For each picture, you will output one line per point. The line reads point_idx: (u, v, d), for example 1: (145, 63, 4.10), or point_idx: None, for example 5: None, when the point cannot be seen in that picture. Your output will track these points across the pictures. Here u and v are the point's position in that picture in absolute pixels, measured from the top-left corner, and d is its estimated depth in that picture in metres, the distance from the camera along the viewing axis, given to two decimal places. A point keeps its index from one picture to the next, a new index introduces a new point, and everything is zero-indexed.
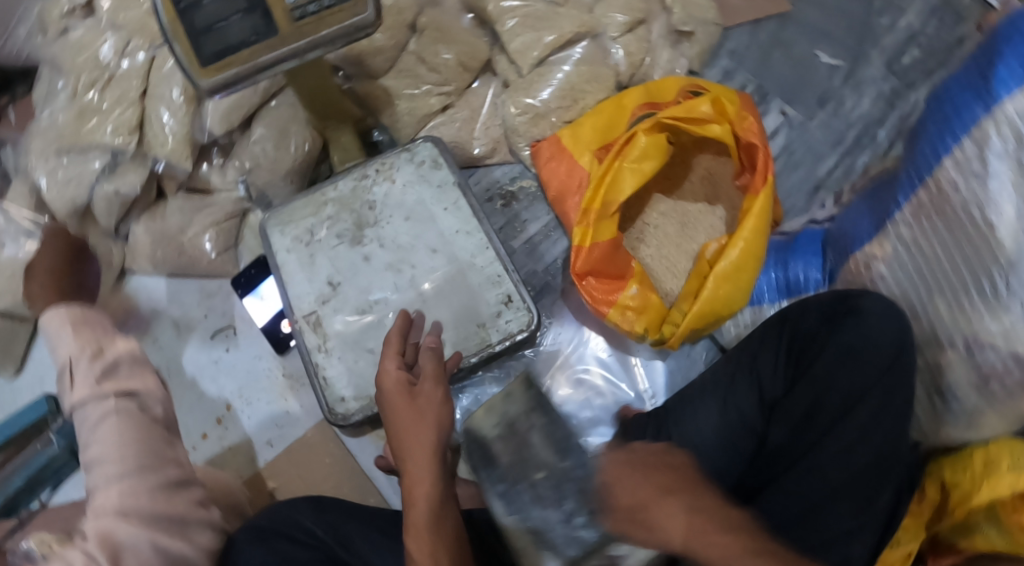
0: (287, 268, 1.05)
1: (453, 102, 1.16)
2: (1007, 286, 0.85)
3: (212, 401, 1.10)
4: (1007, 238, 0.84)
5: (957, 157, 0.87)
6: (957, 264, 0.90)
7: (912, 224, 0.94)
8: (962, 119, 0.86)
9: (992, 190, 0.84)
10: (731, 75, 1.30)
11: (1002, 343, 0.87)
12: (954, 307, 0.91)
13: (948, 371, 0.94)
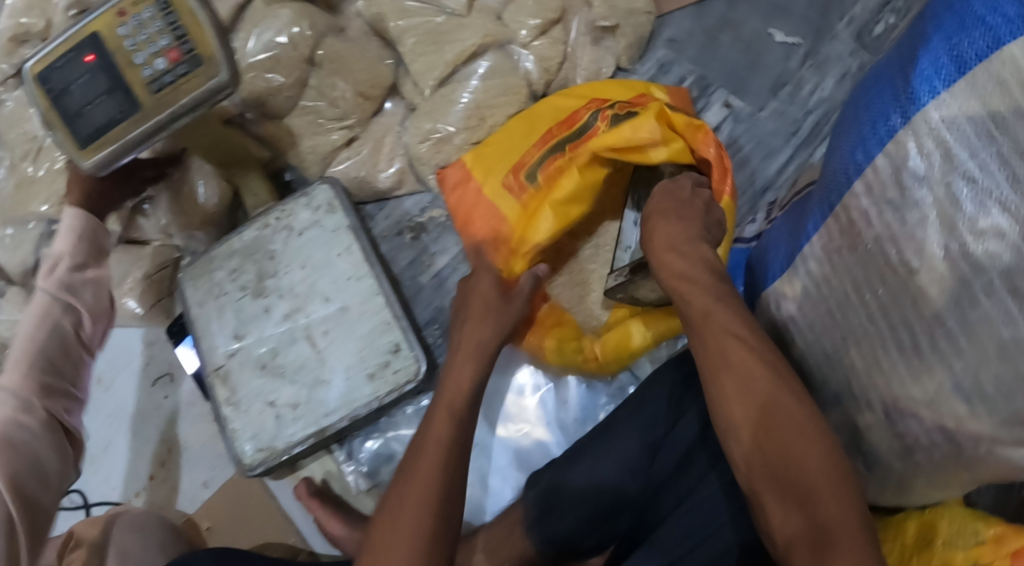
0: (200, 322, 1.07)
1: (357, 135, 1.14)
2: (931, 343, 0.70)
3: (154, 445, 1.14)
4: (932, 288, 0.70)
5: (868, 179, 0.75)
6: (872, 311, 0.76)
7: (822, 260, 0.81)
8: (879, 131, 0.74)
9: (910, 224, 0.71)
10: (668, 68, 1.17)
11: (926, 413, 0.73)
12: (870, 359, 0.76)
13: (868, 436, 0.80)
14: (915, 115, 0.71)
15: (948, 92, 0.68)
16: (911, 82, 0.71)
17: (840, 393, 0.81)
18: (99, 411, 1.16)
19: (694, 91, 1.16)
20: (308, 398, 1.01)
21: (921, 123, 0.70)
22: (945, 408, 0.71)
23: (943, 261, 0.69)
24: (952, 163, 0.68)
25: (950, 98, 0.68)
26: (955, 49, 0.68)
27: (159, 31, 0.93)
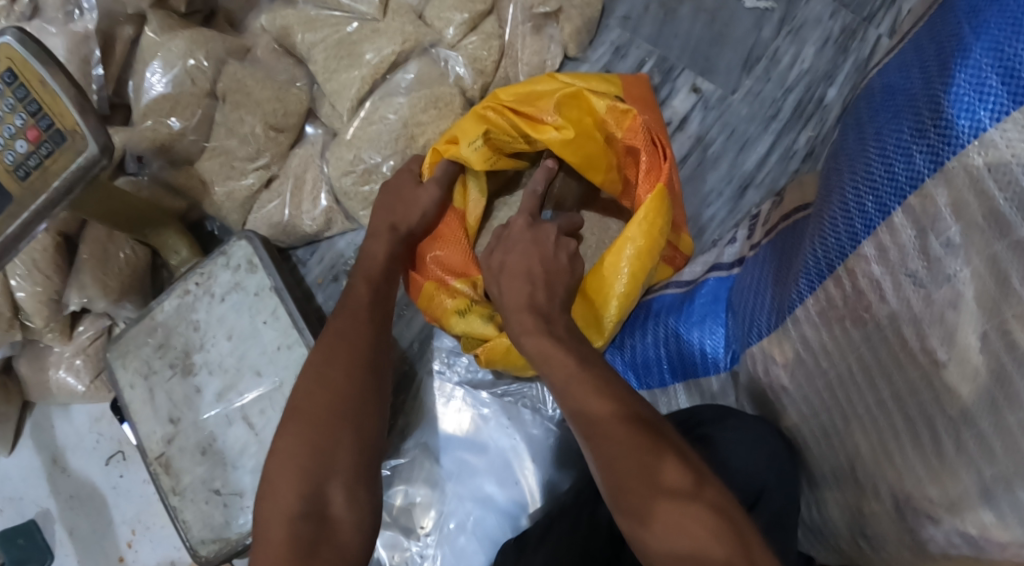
0: (134, 407, 0.98)
1: (276, 174, 1.02)
2: (956, 445, 0.60)
3: (116, 528, 1.08)
4: (963, 386, 0.58)
5: (882, 242, 0.61)
6: (882, 397, 0.65)
7: (819, 326, 0.69)
8: (899, 174, 0.60)
9: (938, 305, 0.58)
10: (623, 52, 1.01)
11: (945, 517, 0.63)
12: (878, 448, 0.67)
13: (874, 522, 0.71)
14: (950, 162, 0.56)
15: (998, 130, 0.54)
16: (943, 113, 0.57)
17: (837, 471, 0.73)
18: (60, 493, 1.09)
19: (656, 76, 1.01)
20: (253, 484, 0.93)
21: (959, 172, 0.56)
22: (969, 514, 0.60)
23: (978, 352, 0.56)
24: (1000, 229, 0.54)
25: (1002, 139, 0.54)
26: (1003, 60, 0.54)
27: (12, 110, 0.85)
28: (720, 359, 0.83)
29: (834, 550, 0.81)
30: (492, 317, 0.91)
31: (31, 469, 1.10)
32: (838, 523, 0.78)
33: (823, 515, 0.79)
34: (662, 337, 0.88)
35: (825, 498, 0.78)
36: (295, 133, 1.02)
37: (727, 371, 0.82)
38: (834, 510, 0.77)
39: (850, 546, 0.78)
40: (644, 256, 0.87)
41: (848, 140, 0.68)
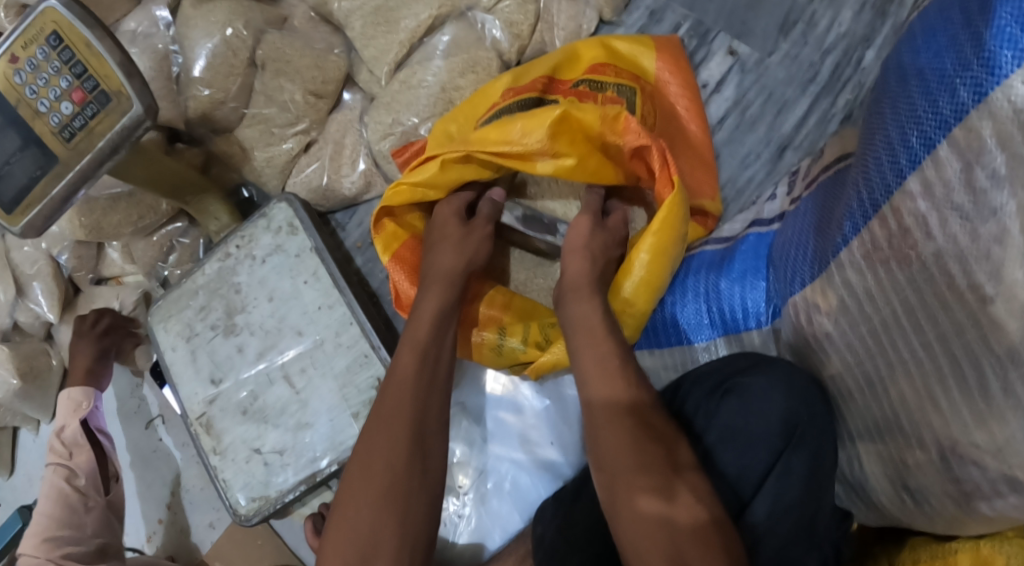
0: (176, 368, 1.00)
1: (315, 139, 1.03)
2: (1003, 386, 0.59)
3: (157, 489, 1.11)
4: (1011, 323, 0.57)
5: (927, 177, 0.61)
6: (927, 339, 0.64)
7: (864, 269, 0.68)
8: (941, 110, 0.60)
9: (984, 241, 0.58)
10: (659, 17, 1.01)
11: (992, 462, 0.62)
12: (924, 395, 0.66)
13: (918, 474, 0.70)
14: (993, 93, 0.56)
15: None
16: (985, 45, 0.57)
17: (882, 423, 0.72)
18: None
19: (692, 41, 1.01)
20: (293, 442, 0.94)
21: (1002, 103, 0.56)
22: (1017, 459, 0.60)
23: None
24: None
25: None
26: None
27: (57, 72, 0.84)
28: (760, 314, 0.84)
29: (874, 509, 0.79)
30: (525, 339, 0.92)
31: None
32: (877, 479, 0.76)
33: (863, 471, 0.78)
34: (703, 292, 0.88)
35: (865, 453, 0.77)
36: (336, 98, 1.03)
37: (767, 324, 0.83)
38: (875, 464, 0.75)
39: (891, 503, 0.76)
40: (667, 252, 0.87)
41: (888, 83, 0.68)
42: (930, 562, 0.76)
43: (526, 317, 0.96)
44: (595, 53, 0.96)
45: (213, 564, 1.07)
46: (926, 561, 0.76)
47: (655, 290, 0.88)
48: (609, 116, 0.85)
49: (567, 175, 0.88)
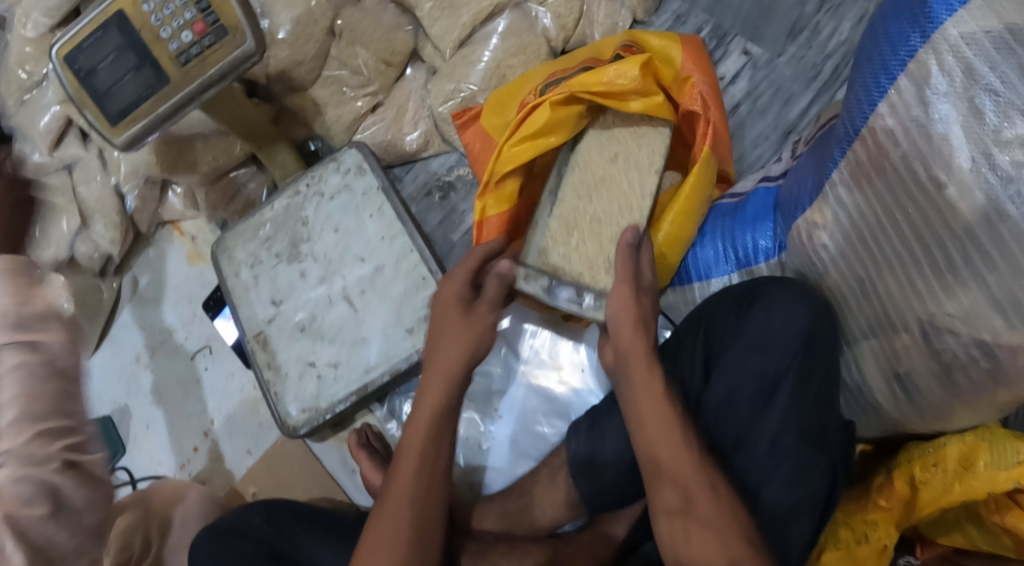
0: (237, 292, 1.09)
1: (381, 101, 1.16)
2: (965, 259, 0.74)
3: (196, 418, 1.18)
4: (962, 203, 0.72)
5: (892, 100, 0.78)
6: (904, 233, 0.79)
7: (851, 185, 0.85)
8: (898, 53, 0.77)
9: (936, 142, 0.74)
10: (684, 19, 1.20)
11: (963, 328, 0.77)
12: (906, 284, 0.80)
13: (906, 358, 0.84)
14: (934, 35, 0.73)
15: (966, 11, 0.71)
16: (928, 3, 0.74)
17: (874, 320, 0.86)
18: (139, 390, 1.22)
19: (712, 41, 1.19)
20: (349, 356, 1.02)
21: (941, 43, 0.73)
22: (982, 322, 0.75)
23: (970, 174, 0.72)
24: (974, 78, 0.71)
25: (968, 16, 0.71)
26: None
27: (183, 5, 0.97)
28: (768, 250, 0.98)
29: (873, 412, 0.93)
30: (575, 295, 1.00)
31: (118, 369, 1.24)
32: (874, 380, 0.90)
33: (862, 374, 0.91)
34: (721, 236, 1.02)
35: (863, 357, 0.90)
36: (401, 69, 1.16)
37: (776, 257, 0.97)
38: (871, 362, 0.89)
39: (888, 400, 0.89)
40: (694, 206, 1.00)
41: (865, 43, 0.84)
42: (922, 457, 0.91)
43: None
44: (622, 38, 1.09)
45: (247, 488, 1.14)
46: (918, 457, 0.91)
47: (679, 242, 1.01)
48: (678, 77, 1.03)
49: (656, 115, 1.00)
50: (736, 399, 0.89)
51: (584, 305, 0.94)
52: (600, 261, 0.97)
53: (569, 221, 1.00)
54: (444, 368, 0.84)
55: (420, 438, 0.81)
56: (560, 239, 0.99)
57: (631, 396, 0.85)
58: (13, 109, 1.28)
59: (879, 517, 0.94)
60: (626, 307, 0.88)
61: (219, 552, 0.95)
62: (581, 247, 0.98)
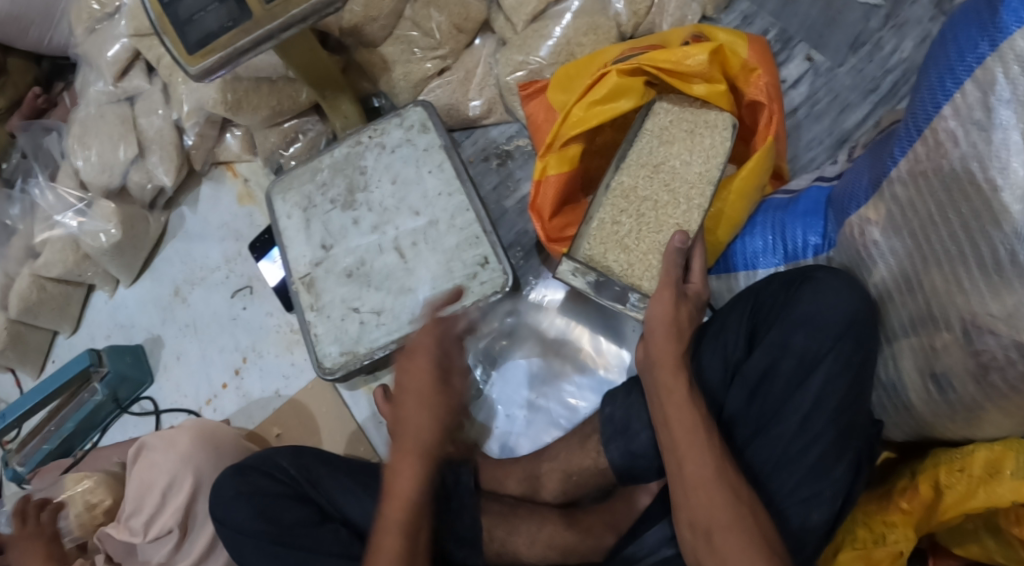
0: (287, 233, 1.10)
1: (450, 65, 1.18)
2: (1011, 259, 0.77)
3: (229, 354, 1.20)
4: (1015, 207, 0.75)
5: (957, 104, 0.80)
6: (954, 229, 0.82)
7: (908, 183, 0.87)
8: (965, 60, 0.79)
9: (995, 145, 0.77)
10: (751, 20, 1.23)
11: (1004, 329, 0.79)
12: (950, 280, 0.83)
13: (945, 356, 0.87)
14: (1004, 44, 0.76)
15: None
16: (998, 14, 0.77)
17: (916, 316, 0.89)
18: (174, 322, 1.25)
19: (777, 44, 1.22)
20: (395, 304, 1.04)
21: (1009, 52, 0.76)
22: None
23: None
24: None
25: None
26: None
27: None
28: (818, 246, 1.00)
29: (902, 411, 0.96)
30: None
31: (155, 299, 1.28)
32: (910, 378, 0.93)
33: (898, 369, 0.94)
34: (771, 226, 1.04)
35: (902, 354, 0.93)
36: (472, 37, 1.18)
37: (825, 252, 1.00)
38: (908, 359, 0.92)
39: (921, 399, 0.92)
40: (746, 196, 1.01)
41: (933, 51, 0.85)
42: (949, 460, 0.93)
43: None
44: (689, 29, 1.09)
45: (271, 431, 1.14)
46: (943, 459, 0.94)
47: (730, 224, 1.03)
48: (747, 67, 1.02)
49: (717, 105, 1.00)
50: (775, 375, 0.89)
51: (631, 303, 0.99)
52: (649, 259, 0.99)
53: (622, 214, 1.01)
54: (409, 450, 0.84)
55: (397, 508, 0.81)
56: (610, 233, 1.01)
57: (661, 409, 0.85)
58: (81, 38, 1.27)
59: (899, 519, 0.97)
60: (666, 319, 0.88)
61: (244, 489, 0.90)
62: (633, 243, 1.00)
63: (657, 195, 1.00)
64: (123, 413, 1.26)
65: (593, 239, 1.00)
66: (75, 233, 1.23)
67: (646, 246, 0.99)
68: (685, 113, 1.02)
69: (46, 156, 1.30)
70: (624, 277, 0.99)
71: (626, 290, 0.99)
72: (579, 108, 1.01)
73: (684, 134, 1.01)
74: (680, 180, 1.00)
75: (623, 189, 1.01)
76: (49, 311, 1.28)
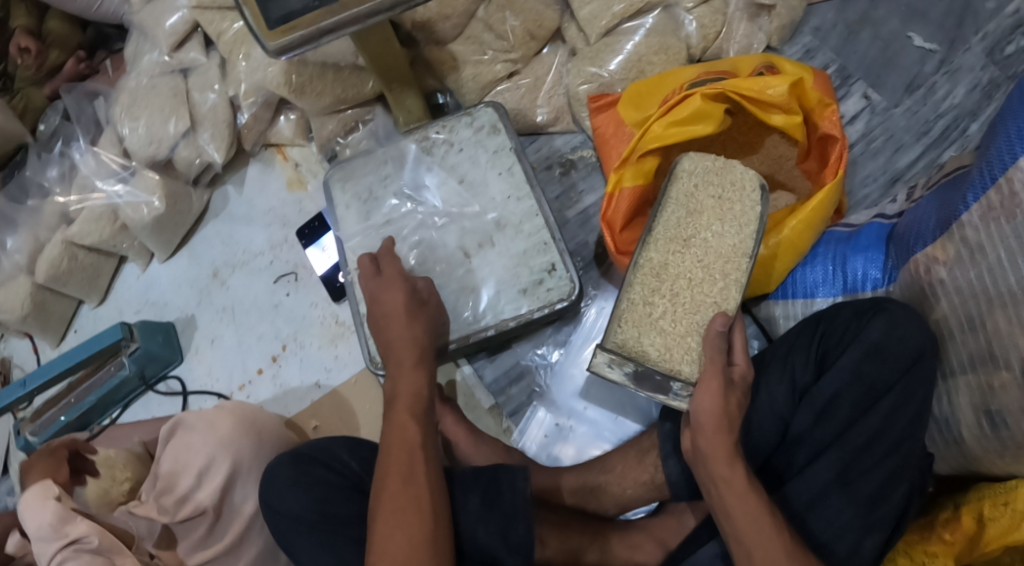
0: (344, 223, 1.08)
1: (520, 70, 1.18)
2: None
3: (268, 341, 1.20)
4: None
5: None
6: None
7: (979, 227, 0.88)
8: None
9: None
10: (813, 54, 1.26)
11: None
12: (1016, 323, 0.84)
13: (1002, 394, 0.87)
14: None
15: None
16: None
17: (976, 355, 0.90)
18: (211, 304, 1.25)
19: (835, 80, 1.25)
20: (457, 304, 1.03)
21: None
22: None
23: None
24: None
25: None
26: None
27: None
28: (877, 280, 1.03)
29: (952, 446, 0.96)
30: None
31: (191, 279, 1.27)
32: (964, 416, 0.93)
33: (952, 406, 0.94)
34: (831, 257, 1.06)
35: (957, 392, 0.94)
36: (543, 45, 1.18)
37: (884, 287, 1.02)
38: (964, 396, 0.93)
39: (972, 436, 0.92)
40: (811, 226, 1.03)
41: (1015, 101, 0.87)
42: (992, 495, 0.92)
43: None
44: (760, 59, 1.10)
45: (309, 423, 1.15)
46: (987, 494, 0.93)
47: (794, 252, 1.05)
48: (824, 101, 1.05)
49: (791, 135, 1.04)
50: (842, 400, 0.90)
51: (672, 393, 0.89)
52: (687, 341, 0.91)
53: (654, 293, 0.93)
54: (402, 444, 0.85)
55: (394, 442, 0.85)
56: (642, 314, 0.93)
57: (719, 497, 0.82)
58: (137, 7, 1.24)
59: (940, 550, 0.95)
60: (715, 413, 0.83)
61: (300, 478, 0.93)
62: (669, 327, 0.91)
63: (690, 271, 0.93)
64: (148, 391, 1.23)
65: (624, 323, 0.92)
66: (114, 203, 1.20)
67: (682, 328, 0.91)
68: (712, 179, 0.96)
69: (88, 120, 1.28)
70: (662, 364, 0.90)
71: (666, 381, 0.89)
72: (657, 125, 1.04)
73: (713, 202, 0.95)
74: (712, 254, 0.93)
75: (653, 266, 0.94)
76: (79, 280, 1.24)
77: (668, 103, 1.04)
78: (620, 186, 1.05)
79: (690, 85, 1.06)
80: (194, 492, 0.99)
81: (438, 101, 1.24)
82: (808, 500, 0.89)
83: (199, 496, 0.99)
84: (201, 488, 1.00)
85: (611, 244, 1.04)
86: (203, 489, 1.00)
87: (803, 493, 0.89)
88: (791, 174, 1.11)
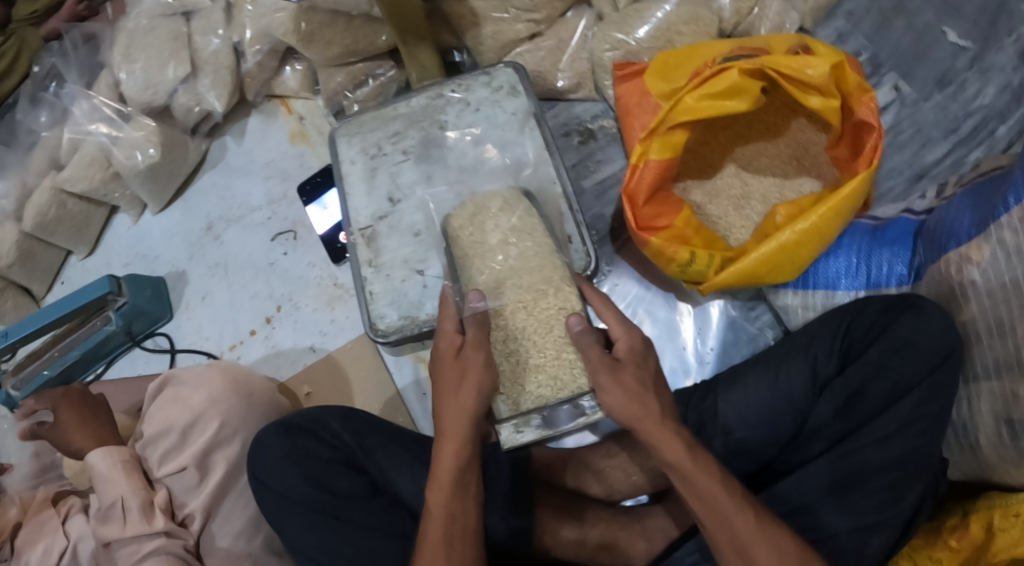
0: (350, 181, 1.03)
1: (541, 31, 1.12)
2: None
3: (262, 301, 1.15)
4: None
5: None
6: None
7: (1019, 229, 0.84)
8: None
9: None
10: (845, 38, 1.20)
11: None
12: None
13: None
14: None
15: None
16: None
17: (1004, 361, 0.85)
18: (203, 260, 1.20)
19: (866, 68, 1.19)
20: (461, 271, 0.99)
21: None
22: None
23: None
24: None
25: None
26: None
27: None
28: (902, 276, 0.99)
29: (967, 451, 0.91)
30: (709, 264, 1.01)
31: (185, 232, 1.22)
32: (983, 421, 0.89)
33: (971, 412, 0.90)
34: (857, 248, 1.01)
35: (978, 397, 0.89)
36: (567, 6, 1.13)
37: (908, 285, 0.98)
38: (985, 403, 0.88)
39: (990, 445, 0.88)
40: (841, 214, 0.97)
41: None
42: (1003, 504, 0.88)
43: (708, 246, 1.03)
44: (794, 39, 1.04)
45: (301, 388, 1.11)
46: (998, 503, 0.89)
47: (820, 241, 0.98)
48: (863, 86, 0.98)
49: (827, 118, 0.99)
50: (865, 396, 0.85)
51: (587, 409, 0.88)
52: (564, 360, 0.87)
53: (507, 341, 0.88)
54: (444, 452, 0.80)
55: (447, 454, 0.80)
56: (516, 367, 0.88)
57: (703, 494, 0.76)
58: None
59: (946, 557, 0.91)
60: (626, 405, 0.80)
61: (293, 451, 0.88)
62: (541, 360, 0.88)
63: (522, 299, 0.88)
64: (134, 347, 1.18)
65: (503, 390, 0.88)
66: (107, 147, 1.14)
67: (552, 354, 0.88)
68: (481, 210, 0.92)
69: (85, 62, 1.21)
70: (560, 395, 0.87)
71: (575, 404, 0.88)
72: (689, 97, 0.99)
73: (498, 226, 0.91)
74: (527, 274, 0.89)
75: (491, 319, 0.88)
76: (68, 228, 1.19)
77: (702, 74, 0.99)
78: (644, 159, 1.00)
79: (724, 58, 1.00)
80: (179, 449, 0.95)
81: (453, 59, 1.18)
82: (813, 499, 0.85)
83: (182, 457, 0.94)
84: (185, 446, 0.95)
85: (631, 219, 1.00)
86: (188, 448, 0.95)
87: (807, 489, 0.85)
88: (816, 161, 1.08)
